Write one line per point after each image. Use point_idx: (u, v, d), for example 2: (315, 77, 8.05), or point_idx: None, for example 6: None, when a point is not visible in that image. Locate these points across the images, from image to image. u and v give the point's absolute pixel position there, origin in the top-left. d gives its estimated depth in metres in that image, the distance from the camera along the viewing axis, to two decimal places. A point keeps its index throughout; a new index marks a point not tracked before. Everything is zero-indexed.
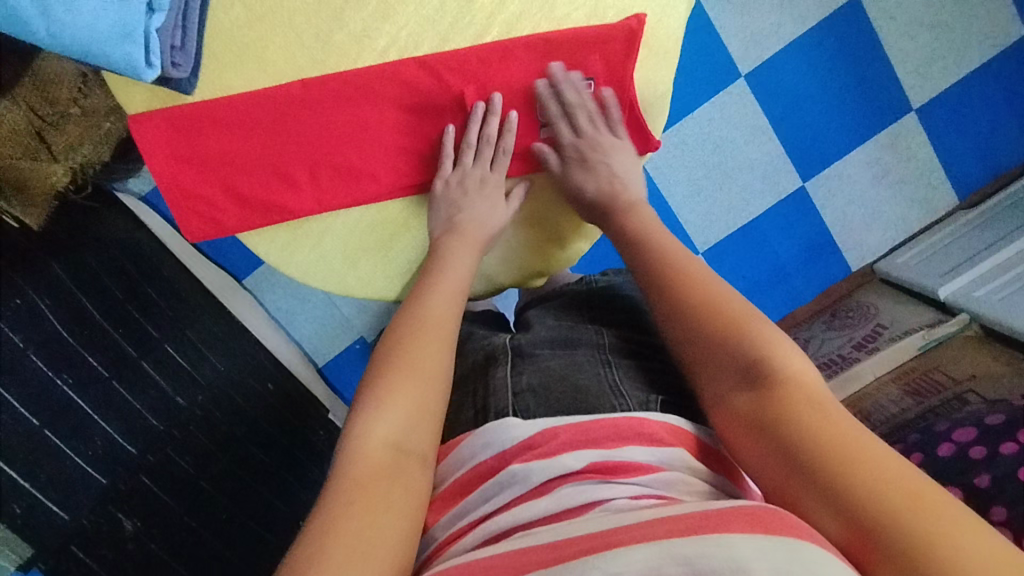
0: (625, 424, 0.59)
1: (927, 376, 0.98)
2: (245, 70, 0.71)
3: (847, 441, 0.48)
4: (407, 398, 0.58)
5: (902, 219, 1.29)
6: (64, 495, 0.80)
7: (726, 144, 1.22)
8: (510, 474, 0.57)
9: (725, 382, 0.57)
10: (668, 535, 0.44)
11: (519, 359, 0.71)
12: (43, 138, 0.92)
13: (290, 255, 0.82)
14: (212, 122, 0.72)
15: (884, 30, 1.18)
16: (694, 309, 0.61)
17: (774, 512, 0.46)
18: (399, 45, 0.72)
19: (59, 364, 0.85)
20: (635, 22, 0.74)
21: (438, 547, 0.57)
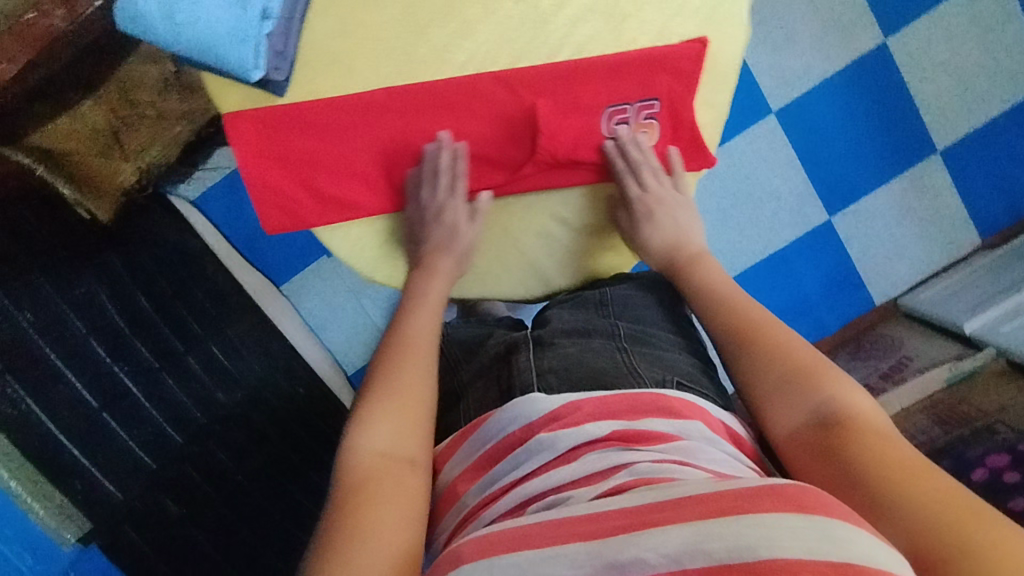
0: (647, 399, 0.63)
1: (956, 410, 1.00)
2: (324, 74, 0.66)
3: (908, 466, 0.50)
4: (392, 408, 0.60)
5: (926, 256, 1.31)
6: (117, 474, 0.86)
7: (756, 176, 1.27)
8: (537, 442, 0.59)
9: (789, 419, 0.59)
10: (701, 517, 0.45)
11: (539, 344, 0.71)
12: (118, 137, 0.87)
13: (362, 254, 0.74)
14: (297, 123, 0.67)
15: (909, 74, 1.23)
16: (760, 352, 0.63)
17: (806, 489, 0.47)
18: (479, 59, 0.67)
19: (116, 353, 0.88)
20: (699, 45, 0.69)
21: (471, 511, 0.59)
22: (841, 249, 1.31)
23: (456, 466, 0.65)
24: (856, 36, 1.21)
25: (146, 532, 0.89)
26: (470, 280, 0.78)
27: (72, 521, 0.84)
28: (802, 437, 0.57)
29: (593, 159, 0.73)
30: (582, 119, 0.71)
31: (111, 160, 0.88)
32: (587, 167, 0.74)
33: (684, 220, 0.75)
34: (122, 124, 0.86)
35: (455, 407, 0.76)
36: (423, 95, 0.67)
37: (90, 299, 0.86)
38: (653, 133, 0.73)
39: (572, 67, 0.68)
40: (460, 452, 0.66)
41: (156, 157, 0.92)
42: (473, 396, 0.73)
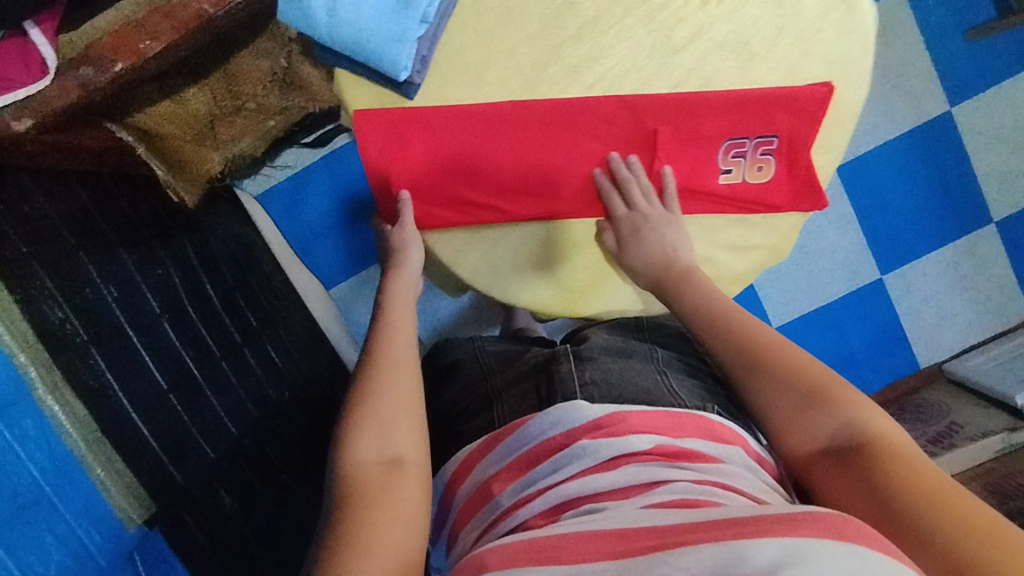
0: (689, 418, 0.62)
1: (1011, 479, 0.99)
2: (461, 83, 0.68)
3: (933, 487, 0.52)
4: (379, 415, 0.63)
5: (974, 325, 1.31)
6: (179, 462, 0.80)
7: (812, 230, 1.28)
8: (580, 447, 0.58)
9: (810, 443, 0.60)
10: (737, 536, 0.42)
11: (580, 356, 0.72)
12: (213, 126, 0.87)
13: (462, 254, 0.75)
14: (425, 126, 0.69)
15: (971, 144, 1.26)
16: (773, 372, 0.62)
17: (849, 518, 0.44)
18: (606, 83, 0.69)
19: (184, 337, 0.85)
20: (825, 90, 0.71)
21: (505, 511, 0.57)
22: (890, 308, 1.31)
23: (489, 468, 0.63)
24: (923, 101, 1.24)
25: (198, 522, 0.83)
26: (559, 291, 0.77)
27: (138, 501, 0.75)
28: (826, 461, 0.58)
29: (710, 190, 0.75)
30: (700, 150, 0.73)
31: (202, 149, 0.88)
32: (702, 197, 0.75)
33: (673, 241, 0.74)
34: (219, 114, 0.87)
35: (480, 413, 0.74)
36: (556, 114, 0.69)
37: (168, 281, 0.87)
38: (757, 163, 0.74)
39: (696, 97, 0.70)
40: (494, 455, 0.64)
41: (244, 147, 0.95)
42: (507, 401, 0.72)
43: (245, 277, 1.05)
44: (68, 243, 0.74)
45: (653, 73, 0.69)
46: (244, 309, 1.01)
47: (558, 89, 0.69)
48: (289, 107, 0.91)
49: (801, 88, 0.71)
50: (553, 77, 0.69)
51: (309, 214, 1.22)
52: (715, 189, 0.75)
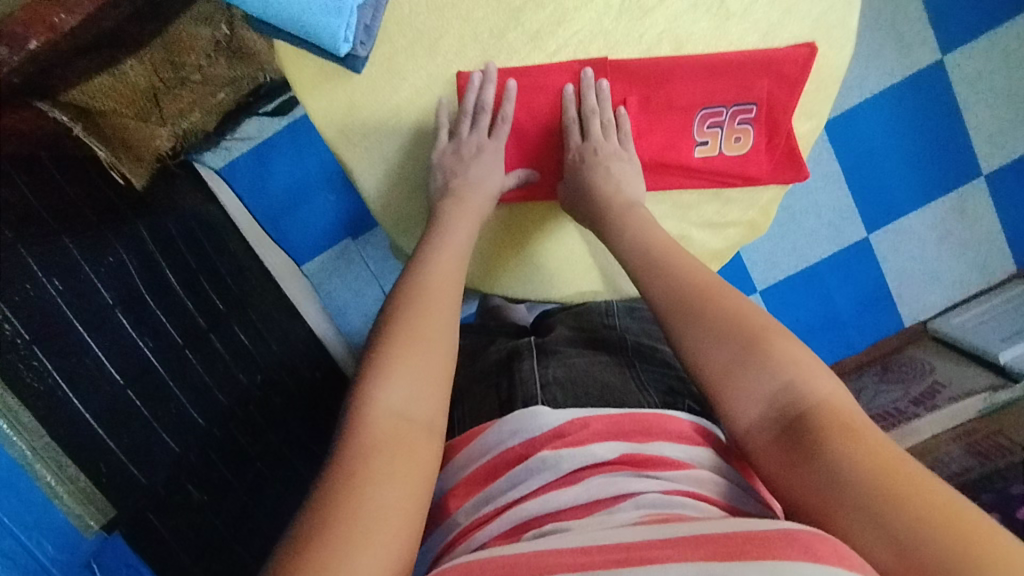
0: (654, 420, 0.59)
1: (991, 440, 0.98)
2: (415, 56, 0.68)
3: (896, 468, 0.45)
4: (413, 363, 0.55)
5: (960, 281, 1.29)
6: (144, 460, 0.79)
7: (797, 189, 1.24)
8: (540, 460, 0.56)
9: (741, 409, 0.54)
10: (708, 557, 0.41)
11: (543, 352, 0.70)
12: (158, 101, 0.81)
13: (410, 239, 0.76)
14: (382, 91, 0.69)
15: (962, 95, 1.21)
16: (711, 325, 0.57)
17: (822, 538, 0.43)
18: (570, 49, 0.69)
19: (143, 328, 0.83)
20: (807, 50, 0.69)
21: (463, 532, 0.55)
22: (876, 267, 1.28)
23: (447, 481, 0.61)
24: (913, 51, 1.19)
25: (170, 520, 0.82)
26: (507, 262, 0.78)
27: (94, 505, 0.73)
28: (760, 431, 0.53)
29: (684, 163, 0.73)
30: (674, 121, 0.72)
31: (147, 125, 0.83)
32: (679, 170, 0.73)
33: (618, 175, 0.70)
34: (164, 87, 0.80)
35: (445, 415, 0.72)
36: (548, 93, 0.71)
37: (121, 269, 0.83)
38: (731, 129, 0.72)
39: (668, 64, 0.69)
40: (453, 466, 0.61)
41: (194, 122, 0.90)
42: (468, 404, 0.69)
43: (211, 259, 1.01)
44: (4, 237, 0.69)
45: (621, 38, 0.69)
46: (210, 293, 0.96)
47: (517, 57, 0.69)
48: (238, 76, 0.88)
49: (776, 48, 0.69)
50: (513, 44, 0.68)
51: (276, 188, 1.16)
52: (690, 163, 0.73)
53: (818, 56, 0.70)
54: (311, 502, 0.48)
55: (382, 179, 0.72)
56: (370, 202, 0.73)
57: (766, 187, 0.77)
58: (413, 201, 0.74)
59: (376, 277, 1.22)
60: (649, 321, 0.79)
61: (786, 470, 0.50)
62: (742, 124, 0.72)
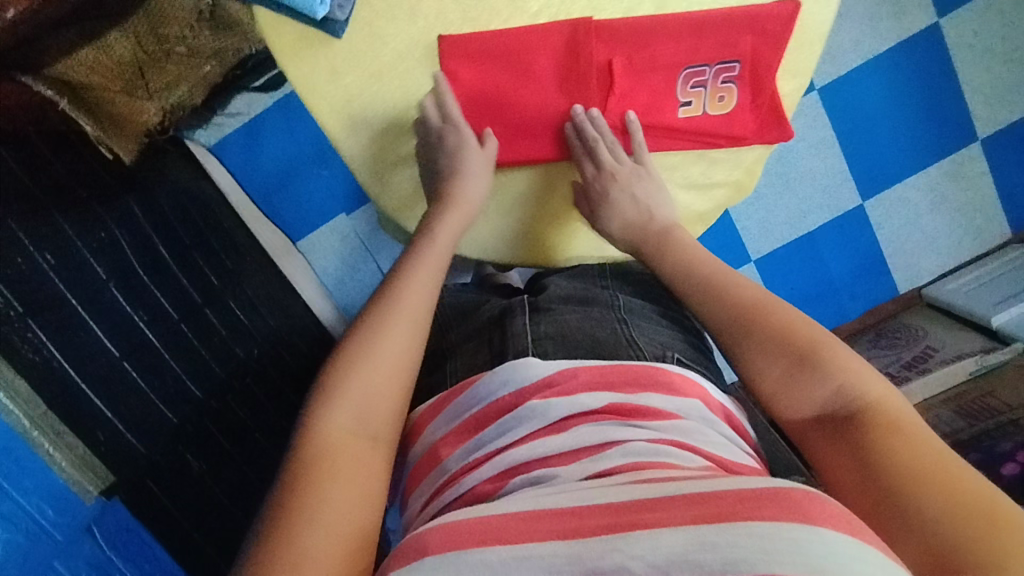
0: (642, 371, 0.61)
1: (982, 401, 1.00)
2: (396, 20, 0.67)
3: (936, 467, 0.48)
4: (364, 379, 0.57)
5: (954, 248, 1.29)
6: (137, 426, 0.84)
7: (790, 155, 1.24)
8: (529, 408, 0.57)
9: (800, 409, 0.57)
10: (695, 521, 0.43)
11: (535, 308, 0.71)
12: (144, 74, 0.80)
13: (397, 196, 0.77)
14: (365, 55, 0.67)
15: (958, 57, 1.19)
16: (765, 334, 0.60)
17: (814, 496, 0.44)
18: (552, 10, 0.68)
19: (137, 302, 0.86)
20: (790, 7, 0.69)
21: (452, 477, 0.56)
22: (870, 234, 1.28)
23: (438, 430, 0.62)
24: (909, 13, 1.17)
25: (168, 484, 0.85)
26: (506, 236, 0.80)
27: (94, 471, 0.82)
28: (816, 429, 0.55)
29: (669, 125, 0.74)
30: (660, 81, 0.72)
31: (135, 100, 0.81)
32: (659, 131, 0.75)
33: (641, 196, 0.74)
34: (148, 59, 0.79)
35: (436, 370, 0.74)
36: (540, 57, 0.70)
37: (114, 245, 0.85)
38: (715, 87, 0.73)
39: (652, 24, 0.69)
40: (444, 416, 0.63)
41: (182, 94, 0.88)
42: (461, 358, 0.71)
43: (205, 237, 0.97)
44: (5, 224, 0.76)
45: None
46: (205, 269, 0.97)
47: (500, 19, 0.68)
48: (223, 48, 0.85)
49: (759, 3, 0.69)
50: (494, 5, 0.67)
51: (267, 163, 1.16)
52: (673, 124, 0.74)
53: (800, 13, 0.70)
54: (262, 525, 0.49)
55: (362, 146, 0.72)
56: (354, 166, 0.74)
57: (750, 148, 0.78)
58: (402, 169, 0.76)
59: (371, 252, 1.23)
60: (642, 285, 0.80)
61: (833, 462, 0.53)
62: (727, 84, 0.73)
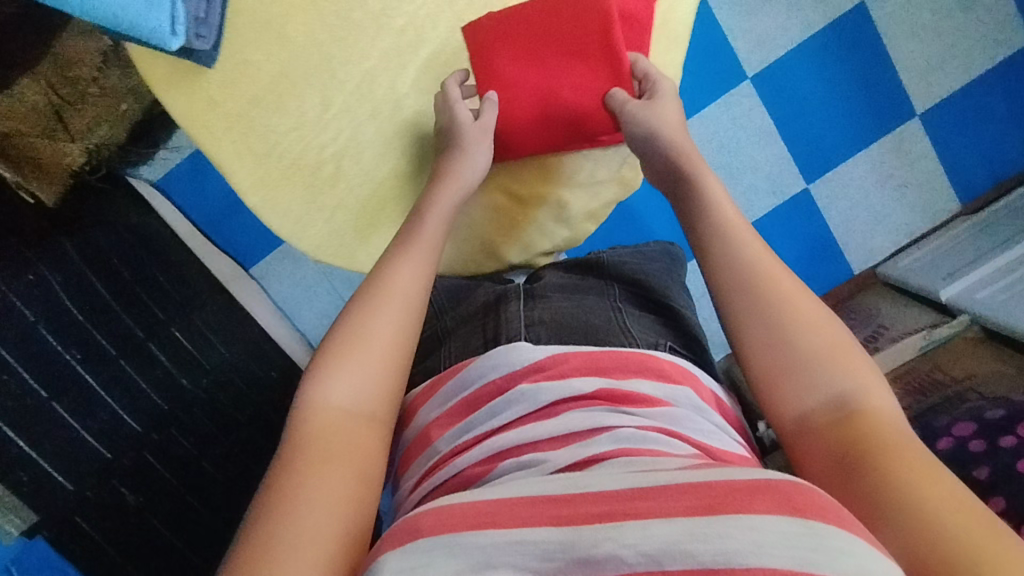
0: (635, 357, 0.59)
1: (928, 376, 1.00)
2: (263, 45, 0.69)
3: (934, 478, 0.45)
4: (359, 355, 0.56)
5: (906, 224, 1.28)
6: (67, 465, 0.83)
7: (732, 144, 1.24)
8: (518, 392, 0.56)
9: (800, 404, 0.54)
10: (686, 512, 0.40)
11: (533, 296, 0.68)
12: (61, 116, 0.84)
13: (301, 230, 0.75)
14: (246, 83, 0.70)
15: (887, 35, 1.20)
16: (790, 338, 0.56)
17: (804, 487, 0.42)
18: (417, 23, 0.73)
19: (69, 339, 0.85)
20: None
21: (443, 459, 0.55)
22: (818, 217, 1.28)
23: (432, 411, 0.60)
24: None
25: (101, 523, 0.86)
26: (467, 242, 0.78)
27: (16, 513, 0.78)
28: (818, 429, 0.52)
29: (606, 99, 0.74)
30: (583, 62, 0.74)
31: (56, 142, 0.85)
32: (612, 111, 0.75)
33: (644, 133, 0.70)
34: (63, 102, 0.84)
35: (431, 355, 0.69)
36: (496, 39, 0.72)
37: (43, 288, 0.84)
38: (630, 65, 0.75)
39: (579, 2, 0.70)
40: (437, 397, 0.61)
41: (104, 135, 0.91)
42: (454, 343, 0.67)
43: (148, 268, 1.00)
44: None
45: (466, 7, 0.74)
46: (149, 303, 0.97)
47: (367, 36, 0.72)
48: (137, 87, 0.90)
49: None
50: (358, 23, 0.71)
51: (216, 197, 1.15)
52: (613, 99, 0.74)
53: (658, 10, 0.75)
54: (250, 515, 0.47)
55: (252, 170, 0.71)
56: (247, 201, 0.72)
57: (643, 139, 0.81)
58: (297, 199, 0.74)
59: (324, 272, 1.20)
60: (643, 268, 0.75)
61: (817, 461, 0.52)
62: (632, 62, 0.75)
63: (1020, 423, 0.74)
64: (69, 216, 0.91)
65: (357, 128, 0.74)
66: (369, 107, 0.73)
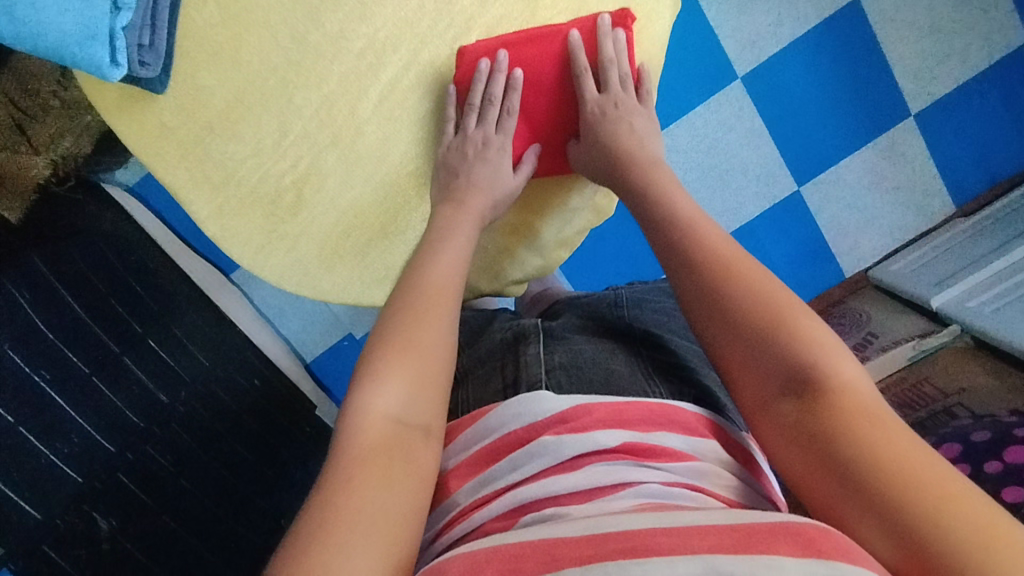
0: (658, 407, 0.53)
1: (916, 389, 1.00)
2: (218, 68, 0.65)
3: (913, 458, 0.39)
4: (409, 365, 0.50)
5: (899, 227, 1.26)
6: (40, 496, 0.80)
7: (721, 147, 1.21)
8: (540, 445, 0.50)
9: (749, 383, 0.48)
10: (711, 551, 0.37)
11: (551, 337, 0.64)
12: (23, 130, 0.86)
13: (264, 259, 0.75)
14: (202, 107, 0.67)
15: (882, 33, 1.16)
16: (753, 317, 0.49)
17: (825, 530, 0.39)
18: (377, 45, 0.66)
19: (38, 360, 0.83)
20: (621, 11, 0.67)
21: (461, 513, 0.50)
22: (810, 221, 1.25)
23: (450, 459, 0.55)
24: None
25: (72, 552, 0.82)
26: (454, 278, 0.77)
27: None
28: (780, 413, 0.46)
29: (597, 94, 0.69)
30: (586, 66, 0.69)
31: (20, 156, 0.86)
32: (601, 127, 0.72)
33: (640, 130, 0.68)
34: (25, 116, 0.86)
35: (449, 395, 0.67)
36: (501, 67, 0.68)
37: (9, 304, 0.81)
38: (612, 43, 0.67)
39: (528, 32, 0.67)
40: (456, 445, 0.56)
41: (70, 147, 0.92)
42: (472, 385, 0.64)
43: (124, 282, 0.97)
44: None
45: (428, 31, 0.67)
46: (125, 316, 0.95)
47: (324, 61, 0.66)
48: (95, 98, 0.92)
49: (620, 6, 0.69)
50: (316, 47, 0.66)
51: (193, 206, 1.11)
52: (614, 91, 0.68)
53: (639, 23, 0.71)
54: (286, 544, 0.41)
55: (210, 200, 0.71)
56: (211, 233, 0.73)
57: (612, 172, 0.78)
58: (258, 226, 0.73)
59: None
60: (663, 311, 0.71)
61: (788, 455, 0.45)
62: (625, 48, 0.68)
63: (1005, 447, 0.73)
64: (43, 233, 0.89)
65: (317, 156, 0.70)
66: (329, 134, 0.69)
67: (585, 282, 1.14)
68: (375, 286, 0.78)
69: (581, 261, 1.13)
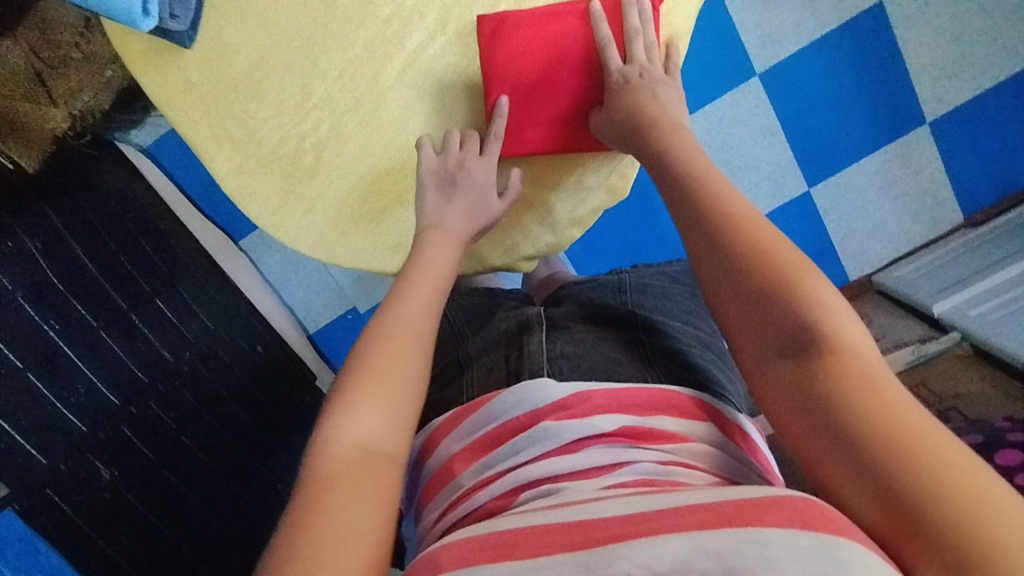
0: (657, 393, 0.54)
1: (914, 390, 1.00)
2: (244, 26, 0.67)
3: (903, 420, 0.40)
4: (377, 393, 0.51)
5: (905, 233, 1.27)
6: (43, 441, 0.78)
7: (734, 142, 1.21)
8: (542, 430, 0.51)
9: (754, 341, 0.49)
10: (698, 527, 0.38)
11: (554, 326, 0.65)
12: (43, 80, 0.86)
13: (279, 220, 0.75)
14: (227, 64, 0.68)
15: (904, 38, 1.16)
16: (762, 271, 0.49)
17: (812, 502, 0.39)
18: (404, 14, 0.68)
19: (47, 310, 0.82)
20: None
21: (465, 493, 0.51)
22: (818, 221, 1.26)
23: (453, 444, 0.56)
24: None
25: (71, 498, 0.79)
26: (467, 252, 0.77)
27: None
28: (778, 377, 0.47)
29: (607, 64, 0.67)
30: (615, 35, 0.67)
31: (40, 107, 0.86)
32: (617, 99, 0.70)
33: (667, 98, 0.66)
34: (47, 66, 0.85)
35: (451, 382, 0.66)
36: (528, 34, 0.67)
37: (24, 254, 0.81)
38: (636, 13, 0.66)
39: (551, 10, 0.67)
40: (459, 429, 0.57)
41: (88, 101, 0.92)
42: (476, 371, 0.64)
43: (135, 243, 1.00)
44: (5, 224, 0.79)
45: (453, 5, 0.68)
46: (131, 272, 0.97)
47: (351, 25, 0.67)
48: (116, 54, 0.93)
49: None
50: (344, 11, 0.67)
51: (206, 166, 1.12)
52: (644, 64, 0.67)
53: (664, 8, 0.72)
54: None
55: (229, 157, 0.72)
56: (228, 191, 0.73)
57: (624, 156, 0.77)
58: (274, 188, 0.74)
59: None
60: (664, 296, 0.72)
61: (788, 419, 0.45)
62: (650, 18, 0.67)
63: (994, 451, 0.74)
64: (56, 184, 0.89)
65: (337, 122, 0.71)
66: (351, 99, 0.70)
67: (591, 268, 1.14)
68: (389, 254, 0.78)
69: (588, 246, 1.14)
